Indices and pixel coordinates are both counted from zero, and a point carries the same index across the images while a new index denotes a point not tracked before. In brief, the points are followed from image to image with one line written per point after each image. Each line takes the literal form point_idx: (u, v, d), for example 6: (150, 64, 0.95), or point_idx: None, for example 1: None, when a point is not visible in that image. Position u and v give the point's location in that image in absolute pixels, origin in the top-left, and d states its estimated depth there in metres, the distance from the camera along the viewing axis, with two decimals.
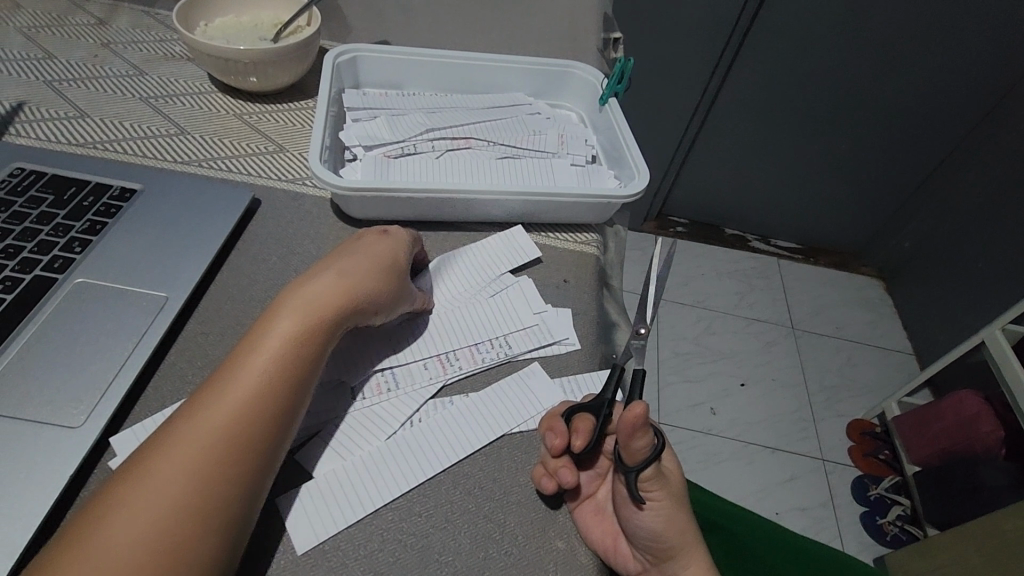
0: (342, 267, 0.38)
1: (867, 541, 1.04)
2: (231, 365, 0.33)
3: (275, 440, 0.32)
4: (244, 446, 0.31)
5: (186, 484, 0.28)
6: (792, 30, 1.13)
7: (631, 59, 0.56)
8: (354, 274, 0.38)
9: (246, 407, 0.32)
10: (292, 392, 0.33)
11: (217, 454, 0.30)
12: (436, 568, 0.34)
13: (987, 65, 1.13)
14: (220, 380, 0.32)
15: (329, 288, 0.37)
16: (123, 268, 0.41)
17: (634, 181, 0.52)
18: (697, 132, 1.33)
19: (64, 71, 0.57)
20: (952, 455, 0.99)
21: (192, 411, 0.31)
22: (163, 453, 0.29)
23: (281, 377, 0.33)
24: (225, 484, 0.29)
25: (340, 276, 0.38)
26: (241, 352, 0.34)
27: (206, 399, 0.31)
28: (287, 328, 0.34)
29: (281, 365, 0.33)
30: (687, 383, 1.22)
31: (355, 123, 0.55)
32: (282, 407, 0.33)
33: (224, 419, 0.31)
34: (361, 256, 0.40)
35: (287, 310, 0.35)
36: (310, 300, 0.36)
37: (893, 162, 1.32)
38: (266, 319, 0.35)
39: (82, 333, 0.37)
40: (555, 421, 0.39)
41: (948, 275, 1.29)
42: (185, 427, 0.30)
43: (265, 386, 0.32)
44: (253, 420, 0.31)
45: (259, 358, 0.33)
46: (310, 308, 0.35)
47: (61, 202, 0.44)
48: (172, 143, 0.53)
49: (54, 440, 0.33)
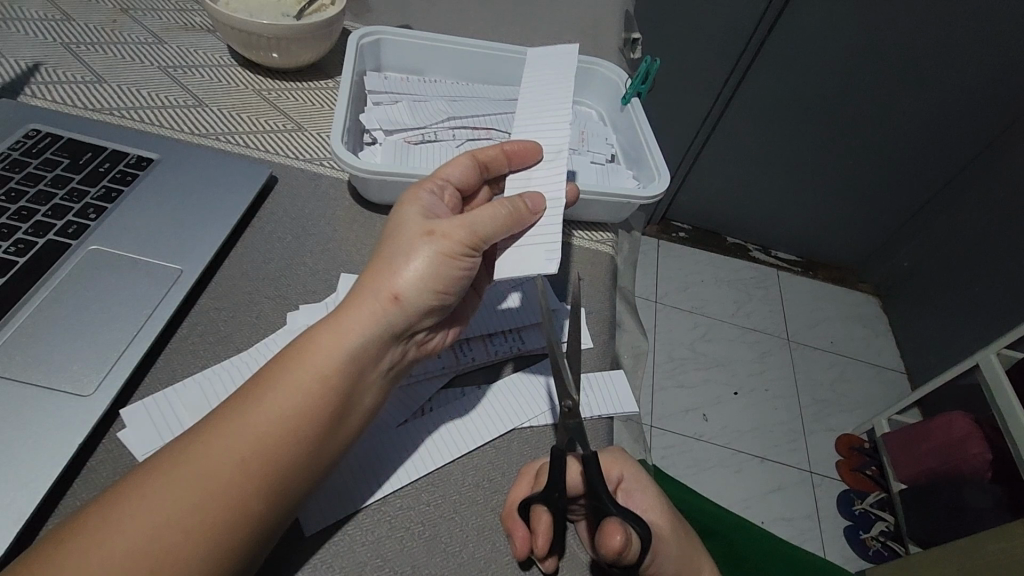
0: (391, 258, 0.34)
1: (850, 554, 1.05)
2: (273, 373, 0.31)
3: (299, 478, 0.30)
4: (259, 482, 0.29)
5: (198, 498, 0.27)
6: (808, 45, 1.13)
7: (657, 60, 0.55)
8: (403, 266, 0.34)
9: (271, 437, 0.29)
10: (326, 425, 0.31)
11: (232, 485, 0.28)
12: (443, 559, 0.34)
13: (995, 100, 1.13)
14: (257, 392, 0.30)
15: (378, 290, 0.33)
16: (137, 238, 0.41)
17: (653, 183, 0.52)
18: (706, 140, 1.34)
19: (82, 35, 0.56)
20: (938, 475, 1.00)
21: (220, 426, 0.29)
22: (182, 468, 0.28)
23: (315, 408, 0.30)
24: (233, 520, 0.28)
25: (390, 273, 0.34)
26: (281, 365, 0.31)
27: (239, 413, 0.30)
28: (328, 346, 0.31)
29: (316, 393, 0.30)
30: (681, 388, 1.23)
31: (376, 106, 0.54)
32: (311, 443, 0.30)
33: (257, 439, 0.29)
34: (409, 240, 0.35)
35: (333, 322, 0.32)
36: (358, 308, 0.32)
37: (897, 183, 1.33)
38: (311, 330, 0.33)
39: (97, 301, 0.37)
40: (513, 524, 0.34)
41: (942, 299, 1.30)
42: (208, 445, 0.29)
43: (295, 418, 0.30)
44: (277, 453, 0.29)
45: (295, 379, 0.31)
46: (357, 321, 0.32)
47: (76, 167, 0.43)
48: (189, 115, 0.52)
49: (64, 407, 0.32)
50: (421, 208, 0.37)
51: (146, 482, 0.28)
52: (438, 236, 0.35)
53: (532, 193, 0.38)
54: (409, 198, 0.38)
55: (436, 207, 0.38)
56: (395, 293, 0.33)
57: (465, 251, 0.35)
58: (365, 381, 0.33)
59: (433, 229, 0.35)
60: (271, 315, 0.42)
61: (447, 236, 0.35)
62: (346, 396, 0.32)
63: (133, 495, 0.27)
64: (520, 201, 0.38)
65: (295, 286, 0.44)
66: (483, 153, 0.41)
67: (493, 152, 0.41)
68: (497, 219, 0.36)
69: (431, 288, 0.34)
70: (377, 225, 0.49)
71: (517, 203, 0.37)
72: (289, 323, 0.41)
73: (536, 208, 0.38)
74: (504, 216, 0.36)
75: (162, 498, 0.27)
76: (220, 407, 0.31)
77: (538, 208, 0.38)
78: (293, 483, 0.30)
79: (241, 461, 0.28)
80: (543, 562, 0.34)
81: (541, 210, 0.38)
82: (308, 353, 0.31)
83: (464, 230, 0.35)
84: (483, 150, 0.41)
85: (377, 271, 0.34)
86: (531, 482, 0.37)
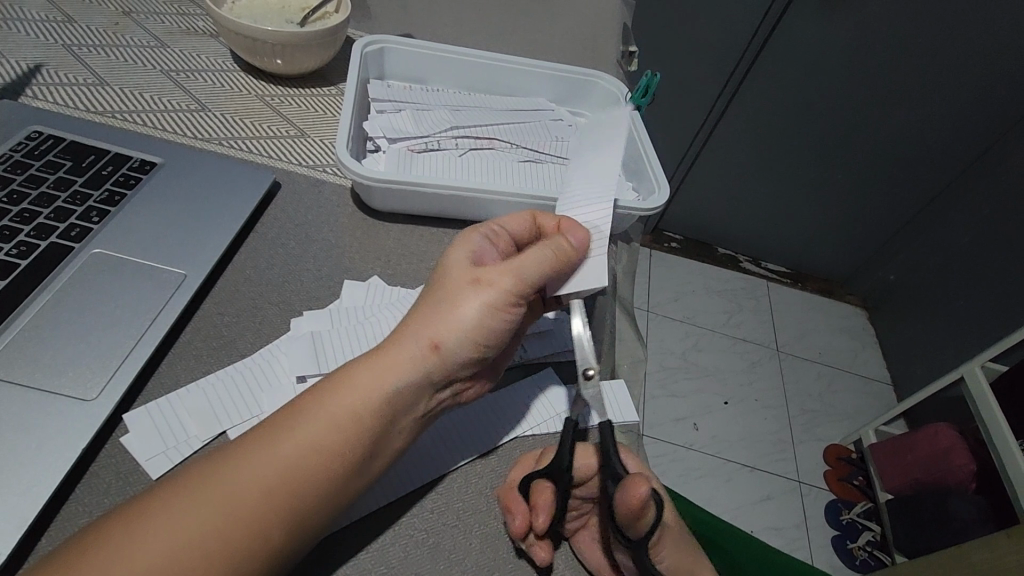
0: (435, 303, 0.34)
1: (837, 564, 1.06)
2: (308, 403, 0.32)
3: (321, 510, 0.30)
4: (284, 510, 0.29)
5: (224, 521, 0.28)
6: (798, 61, 1.15)
7: (658, 74, 0.56)
8: (443, 313, 0.34)
9: (300, 468, 0.30)
10: (355, 462, 0.31)
11: (259, 513, 0.28)
12: (447, 567, 0.34)
13: (980, 119, 1.16)
14: (294, 422, 0.31)
15: (420, 336, 0.33)
16: (140, 242, 0.41)
17: (653, 195, 0.53)
18: (700, 151, 1.35)
19: (83, 37, 0.56)
20: (924, 486, 1.01)
21: (252, 451, 0.30)
22: (212, 489, 0.28)
23: (344, 445, 0.31)
24: (255, 546, 0.28)
25: (435, 319, 0.34)
26: (320, 396, 0.32)
27: (273, 441, 0.30)
28: (367, 386, 0.32)
29: (348, 431, 0.31)
30: (673, 397, 1.23)
31: (379, 114, 0.55)
32: (336, 476, 0.30)
33: (289, 469, 0.29)
34: (455, 286, 0.35)
35: (376, 358, 0.33)
36: (396, 350, 0.33)
37: (885, 198, 1.35)
38: (349, 365, 0.33)
39: (99, 305, 0.37)
40: (512, 501, 0.35)
41: (927, 312, 1.32)
42: (235, 469, 0.29)
43: (324, 453, 0.30)
44: (303, 485, 0.29)
45: (332, 414, 0.31)
46: (398, 363, 0.32)
47: (80, 170, 0.43)
48: (193, 119, 0.52)
49: (67, 411, 0.32)
50: (471, 252, 0.37)
51: (168, 501, 0.28)
52: (483, 283, 0.34)
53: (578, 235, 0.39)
54: (462, 242, 0.37)
55: (488, 250, 0.38)
56: (436, 341, 0.33)
57: (511, 300, 0.35)
58: (396, 422, 0.33)
59: (478, 276, 0.35)
60: (274, 321, 0.42)
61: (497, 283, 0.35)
62: (377, 435, 0.32)
63: (155, 515, 0.27)
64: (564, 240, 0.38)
65: (298, 292, 0.44)
66: (543, 220, 0.41)
67: (552, 221, 0.41)
68: (543, 260, 0.36)
69: (472, 337, 0.34)
70: (380, 232, 0.50)
71: (562, 242, 0.38)
72: (292, 330, 0.41)
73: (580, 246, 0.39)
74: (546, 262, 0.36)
75: (185, 517, 0.27)
76: (255, 428, 0.31)
77: (582, 245, 0.39)
78: (316, 514, 0.30)
79: (270, 489, 0.29)
80: (530, 548, 0.35)
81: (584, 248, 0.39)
82: (344, 391, 0.32)
83: (511, 277, 0.35)
84: (545, 218, 0.41)
85: (423, 311, 0.34)
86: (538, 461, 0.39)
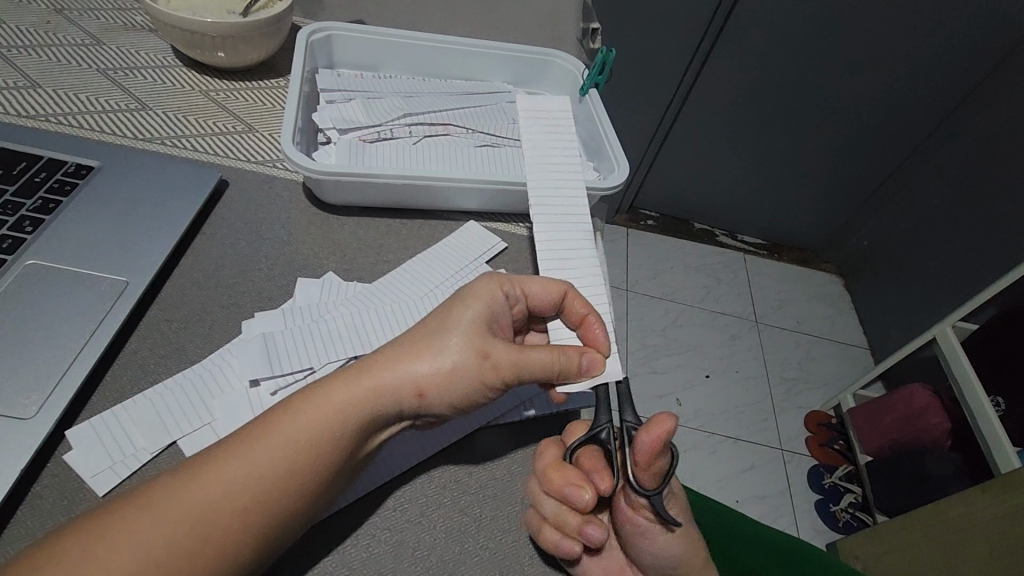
0: (430, 343, 0.33)
1: (820, 527, 1.08)
2: (285, 414, 0.31)
3: (284, 527, 0.29)
4: (250, 526, 0.28)
5: (188, 531, 0.27)
6: (765, 30, 1.14)
7: (613, 50, 0.56)
8: (435, 362, 0.32)
9: (269, 482, 0.29)
10: (323, 483, 0.30)
11: (222, 533, 0.28)
12: (410, 563, 0.33)
13: (945, 79, 1.16)
14: (267, 435, 0.30)
15: (409, 377, 0.32)
16: (78, 251, 0.39)
17: (613, 173, 0.52)
18: (671, 126, 1.34)
19: (13, 38, 0.53)
20: (902, 447, 1.03)
21: (225, 461, 0.29)
22: (176, 497, 0.28)
23: (314, 466, 0.30)
24: (217, 565, 0.27)
25: (425, 364, 0.32)
26: (295, 411, 0.31)
27: (241, 452, 0.29)
28: (347, 412, 0.31)
29: (321, 452, 0.30)
30: (655, 374, 1.24)
31: (329, 105, 0.53)
32: (303, 494, 0.30)
33: (258, 485, 0.29)
34: (454, 337, 0.33)
35: (360, 386, 0.31)
36: (384, 384, 0.31)
37: (856, 164, 1.35)
38: (329, 380, 0.32)
39: (36, 319, 0.35)
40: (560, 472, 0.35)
41: (900, 274, 1.34)
42: (201, 486, 0.28)
43: (295, 475, 0.29)
44: (271, 501, 0.29)
45: (307, 430, 0.30)
46: (380, 396, 0.31)
47: (11, 177, 0.41)
48: (133, 119, 0.50)
49: (3, 431, 0.31)
50: (478, 300, 0.35)
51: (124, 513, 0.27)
52: (483, 353, 0.33)
53: (594, 355, 0.36)
54: (479, 288, 0.35)
55: (503, 311, 0.36)
56: (422, 390, 0.32)
57: (502, 381, 0.34)
58: (367, 444, 0.32)
59: (483, 343, 0.33)
60: (225, 324, 0.40)
61: (498, 363, 0.33)
62: (347, 457, 0.31)
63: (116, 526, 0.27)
64: (576, 358, 0.35)
65: (249, 292, 0.42)
66: (572, 304, 0.38)
67: (580, 311, 0.38)
68: (546, 369, 0.34)
69: (454, 395, 0.33)
70: (334, 227, 0.48)
71: (572, 360, 0.35)
72: (244, 332, 0.40)
73: (589, 370, 0.36)
74: (545, 365, 0.34)
75: (146, 524, 0.27)
76: (227, 436, 0.31)
77: (591, 370, 0.36)
78: (279, 534, 0.29)
79: (234, 507, 0.28)
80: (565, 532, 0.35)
81: (592, 374, 0.36)
82: (322, 411, 0.30)
83: (513, 366, 0.33)
84: (576, 301, 0.38)
85: (414, 343, 0.33)
86: (569, 435, 0.39)
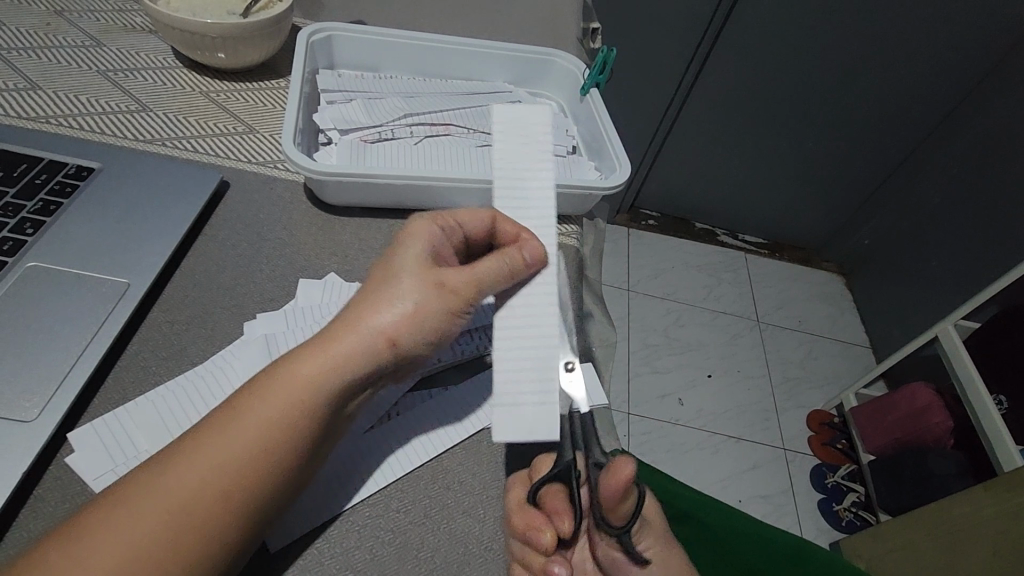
0: (383, 292, 0.32)
1: (823, 526, 1.08)
2: (257, 391, 0.30)
3: (265, 500, 0.29)
4: (231, 505, 0.28)
5: (168, 516, 0.27)
6: (765, 30, 1.14)
7: (614, 50, 0.55)
8: (392, 306, 0.31)
9: (246, 458, 0.29)
10: (301, 452, 0.30)
11: (203, 514, 0.28)
12: (413, 564, 0.33)
13: (946, 78, 1.16)
14: (239, 413, 0.30)
15: (371, 329, 0.31)
16: (80, 252, 0.39)
17: (615, 173, 0.52)
18: (672, 126, 1.34)
19: (14, 40, 0.53)
20: (905, 446, 1.03)
21: (202, 446, 0.29)
22: (160, 486, 0.28)
23: (291, 438, 0.30)
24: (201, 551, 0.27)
25: (384, 311, 0.31)
26: (265, 386, 0.30)
27: (216, 433, 0.29)
28: (316, 375, 0.30)
29: (294, 420, 0.30)
30: (656, 373, 1.24)
31: (330, 105, 0.53)
32: (280, 467, 0.29)
33: (234, 463, 0.28)
34: (409, 282, 0.32)
35: (323, 348, 0.31)
36: (348, 341, 0.31)
37: (857, 163, 1.35)
38: (296, 352, 0.31)
39: (37, 320, 0.35)
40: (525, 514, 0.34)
41: (902, 273, 1.34)
42: (179, 472, 0.28)
43: (271, 448, 0.29)
44: (249, 477, 0.29)
45: (279, 402, 0.30)
46: (348, 355, 0.30)
47: (12, 179, 0.41)
48: (133, 120, 0.50)
49: (5, 433, 0.31)
50: (423, 243, 0.34)
51: (116, 511, 0.27)
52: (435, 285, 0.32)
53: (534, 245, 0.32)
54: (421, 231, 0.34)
55: (441, 247, 0.35)
56: (390, 338, 0.31)
57: (461, 304, 0.33)
58: (343, 410, 0.32)
59: (438, 278, 0.32)
60: (226, 326, 0.40)
61: (456, 291, 0.32)
62: (322, 423, 0.31)
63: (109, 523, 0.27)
64: (517, 253, 0.32)
65: (251, 293, 0.42)
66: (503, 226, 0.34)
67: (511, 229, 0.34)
68: (496, 280, 0.32)
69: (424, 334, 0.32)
70: (335, 227, 0.48)
71: (516, 256, 0.31)
72: (246, 334, 0.40)
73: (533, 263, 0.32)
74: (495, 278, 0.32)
75: (132, 517, 0.27)
76: (202, 420, 0.30)
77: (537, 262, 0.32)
78: (262, 509, 0.29)
79: (211, 486, 0.28)
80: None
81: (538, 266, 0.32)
82: (291, 381, 0.30)
83: (470, 285, 0.32)
84: (505, 221, 0.34)
85: (369, 294, 0.32)
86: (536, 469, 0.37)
